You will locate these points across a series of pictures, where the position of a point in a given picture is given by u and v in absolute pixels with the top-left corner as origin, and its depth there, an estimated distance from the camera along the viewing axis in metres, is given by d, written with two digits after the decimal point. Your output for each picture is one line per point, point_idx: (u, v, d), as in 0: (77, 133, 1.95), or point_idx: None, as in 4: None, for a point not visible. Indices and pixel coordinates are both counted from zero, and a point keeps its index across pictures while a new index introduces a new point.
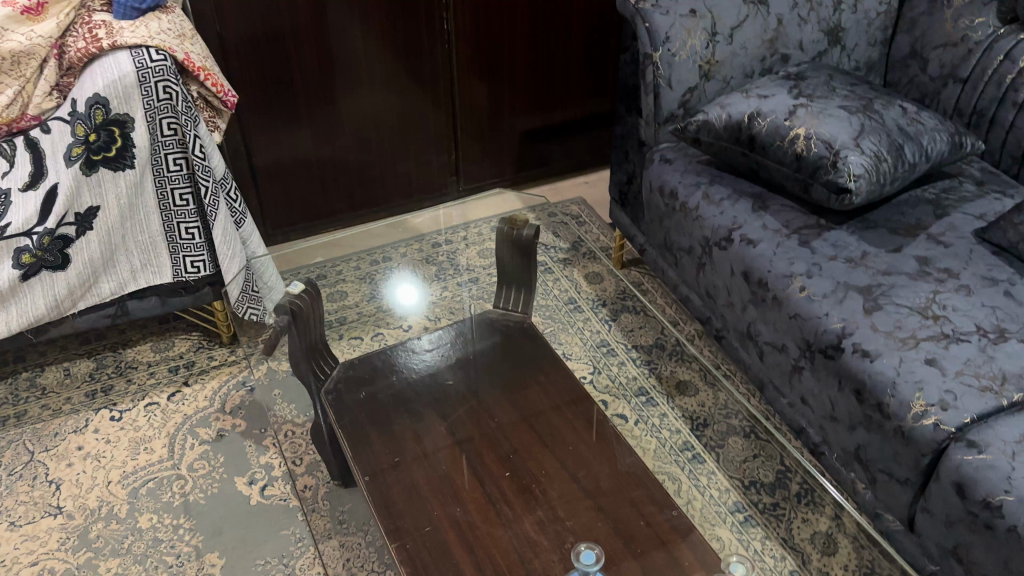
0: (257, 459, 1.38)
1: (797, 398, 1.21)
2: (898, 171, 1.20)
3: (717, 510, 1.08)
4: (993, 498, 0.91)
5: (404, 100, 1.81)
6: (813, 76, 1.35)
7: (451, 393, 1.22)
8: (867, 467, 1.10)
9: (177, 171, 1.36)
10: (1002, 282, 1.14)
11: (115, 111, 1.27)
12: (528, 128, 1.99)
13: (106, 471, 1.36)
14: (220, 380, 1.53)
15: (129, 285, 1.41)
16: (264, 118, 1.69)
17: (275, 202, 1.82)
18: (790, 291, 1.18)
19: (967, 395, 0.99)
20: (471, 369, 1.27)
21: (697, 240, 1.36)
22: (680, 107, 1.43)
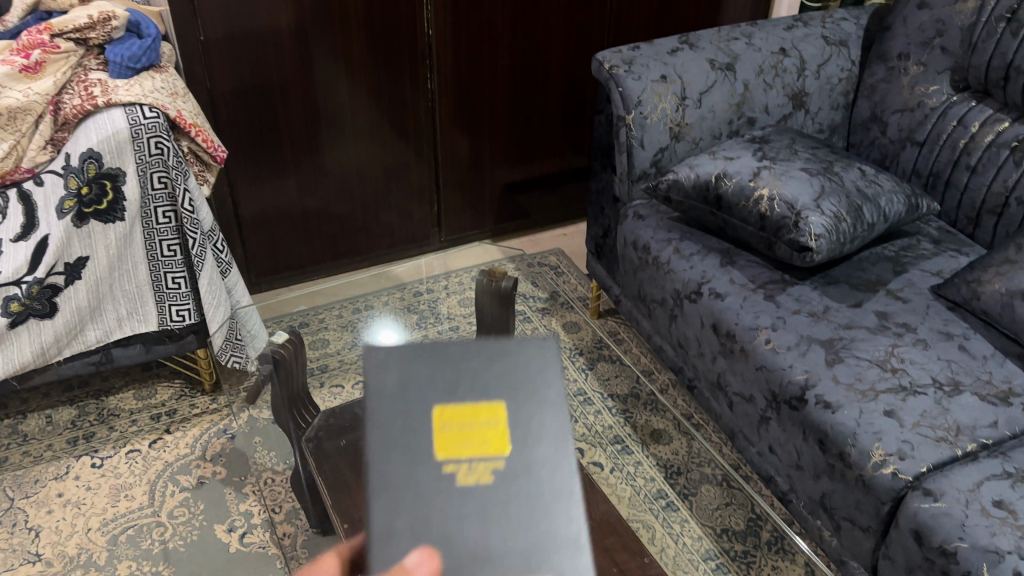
0: (237, 506, 1.39)
1: (765, 447, 1.25)
2: (857, 231, 1.27)
3: (689, 557, 1.16)
4: (948, 544, 0.95)
5: (389, 153, 1.86)
6: (778, 139, 1.42)
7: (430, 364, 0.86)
8: (832, 515, 1.13)
9: (166, 224, 1.40)
10: (956, 336, 1.20)
11: (107, 166, 1.32)
12: (508, 180, 2.05)
13: (86, 518, 1.37)
14: (201, 428, 1.55)
15: (115, 333, 1.44)
16: (251, 171, 1.74)
17: (258, 250, 1.85)
18: (756, 343, 1.23)
19: (923, 445, 1.04)
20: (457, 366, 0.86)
21: (669, 293, 1.40)
22: (652, 166, 1.49)
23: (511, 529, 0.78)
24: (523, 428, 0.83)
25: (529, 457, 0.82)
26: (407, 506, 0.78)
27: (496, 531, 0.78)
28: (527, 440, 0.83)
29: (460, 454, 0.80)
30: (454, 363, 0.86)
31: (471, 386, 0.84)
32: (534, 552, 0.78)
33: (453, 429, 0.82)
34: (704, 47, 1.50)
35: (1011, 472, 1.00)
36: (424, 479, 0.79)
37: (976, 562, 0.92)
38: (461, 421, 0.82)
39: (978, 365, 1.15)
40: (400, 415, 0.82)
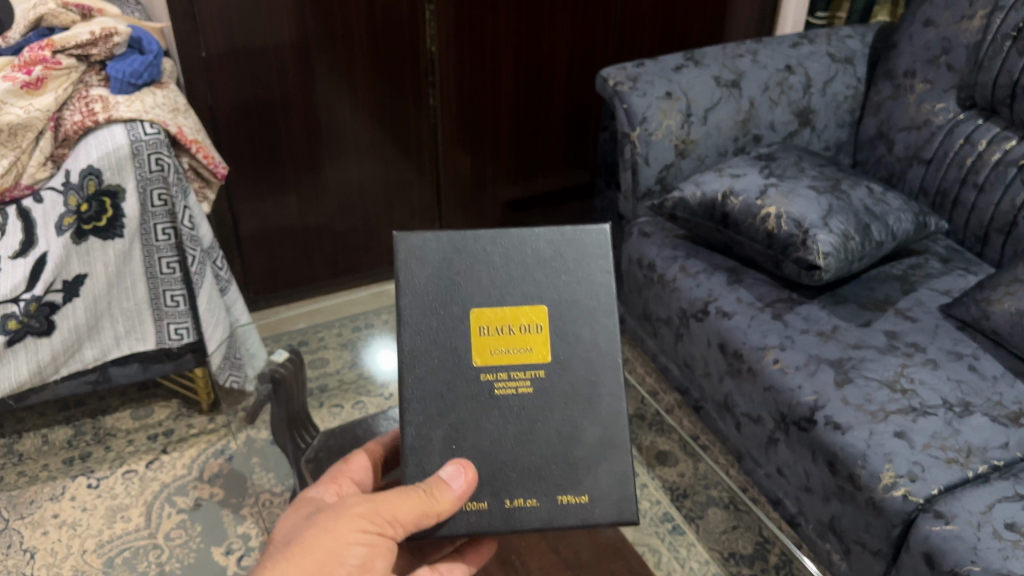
0: (235, 528, 1.36)
1: (774, 469, 1.22)
2: (865, 249, 1.25)
3: None
4: (960, 568, 0.93)
5: (390, 170, 1.85)
6: (784, 156, 1.41)
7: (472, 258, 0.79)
8: (841, 538, 1.11)
9: (166, 241, 1.39)
10: (966, 356, 1.18)
11: (107, 182, 1.31)
12: (510, 198, 2.04)
13: (81, 540, 1.35)
14: (198, 448, 1.52)
15: (112, 351, 1.42)
16: (252, 188, 1.72)
17: (258, 267, 1.84)
18: (764, 363, 1.21)
19: (934, 467, 1.02)
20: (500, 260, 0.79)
21: (675, 311, 1.39)
22: (657, 183, 1.48)
23: (551, 444, 0.76)
24: (570, 335, 0.79)
25: (574, 366, 0.78)
26: (440, 414, 0.77)
27: (532, 440, 0.76)
28: (570, 344, 0.79)
29: (498, 358, 0.78)
30: (499, 264, 0.79)
31: (515, 286, 0.78)
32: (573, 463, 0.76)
33: (490, 333, 0.78)
34: (709, 64, 1.49)
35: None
36: (460, 381, 0.77)
37: None
38: (500, 325, 0.77)
39: (989, 386, 1.13)
40: (438, 320, 0.78)
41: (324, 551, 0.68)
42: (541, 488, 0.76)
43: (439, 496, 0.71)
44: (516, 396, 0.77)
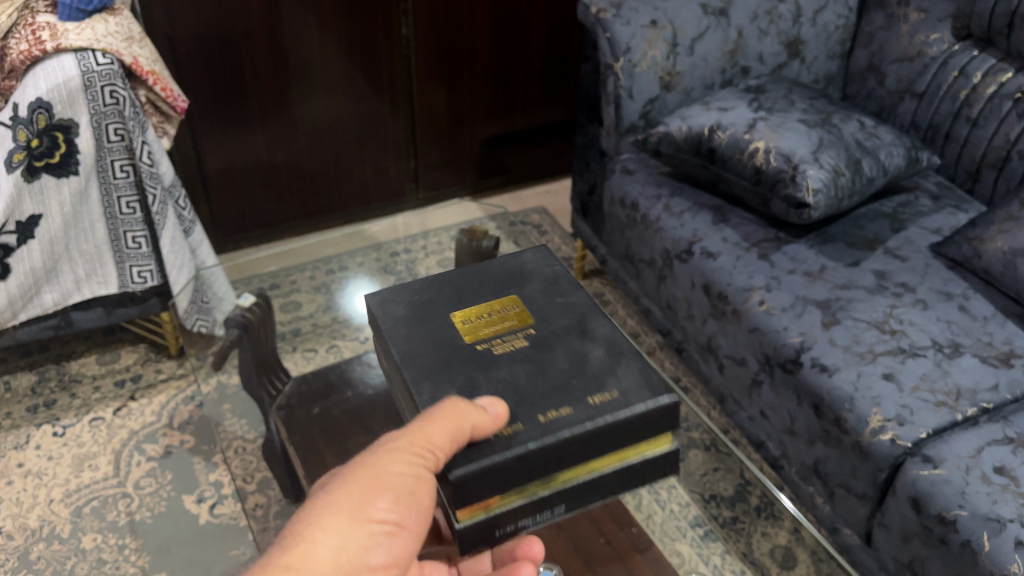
0: (206, 476, 1.33)
1: (756, 411, 1.20)
2: (856, 186, 1.22)
3: (677, 525, 1.11)
4: (947, 513, 0.91)
5: (362, 105, 1.78)
6: (774, 89, 1.36)
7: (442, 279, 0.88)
8: (826, 482, 1.09)
9: (124, 179, 1.32)
10: (956, 297, 1.15)
11: (59, 116, 1.23)
12: (488, 134, 1.97)
13: (48, 489, 1.31)
14: (167, 394, 1.48)
15: (73, 296, 1.36)
16: (216, 123, 1.64)
17: (224, 208, 1.77)
18: (749, 305, 1.17)
19: (923, 410, 1.00)
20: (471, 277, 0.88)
21: (657, 252, 1.35)
22: (641, 118, 1.43)
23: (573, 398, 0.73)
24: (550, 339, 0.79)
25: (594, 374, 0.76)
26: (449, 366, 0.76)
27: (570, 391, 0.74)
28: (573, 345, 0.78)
29: (484, 335, 0.79)
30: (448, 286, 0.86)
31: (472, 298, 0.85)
32: (592, 376, 0.75)
33: (473, 325, 0.81)
34: None
35: (1012, 438, 0.96)
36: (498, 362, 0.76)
37: (976, 531, 0.88)
38: (487, 320, 0.81)
39: (979, 326, 1.10)
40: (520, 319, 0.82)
41: (364, 482, 0.66)
42: (571, 401, 0.72)
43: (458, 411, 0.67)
44: (513, 352, 0.78)
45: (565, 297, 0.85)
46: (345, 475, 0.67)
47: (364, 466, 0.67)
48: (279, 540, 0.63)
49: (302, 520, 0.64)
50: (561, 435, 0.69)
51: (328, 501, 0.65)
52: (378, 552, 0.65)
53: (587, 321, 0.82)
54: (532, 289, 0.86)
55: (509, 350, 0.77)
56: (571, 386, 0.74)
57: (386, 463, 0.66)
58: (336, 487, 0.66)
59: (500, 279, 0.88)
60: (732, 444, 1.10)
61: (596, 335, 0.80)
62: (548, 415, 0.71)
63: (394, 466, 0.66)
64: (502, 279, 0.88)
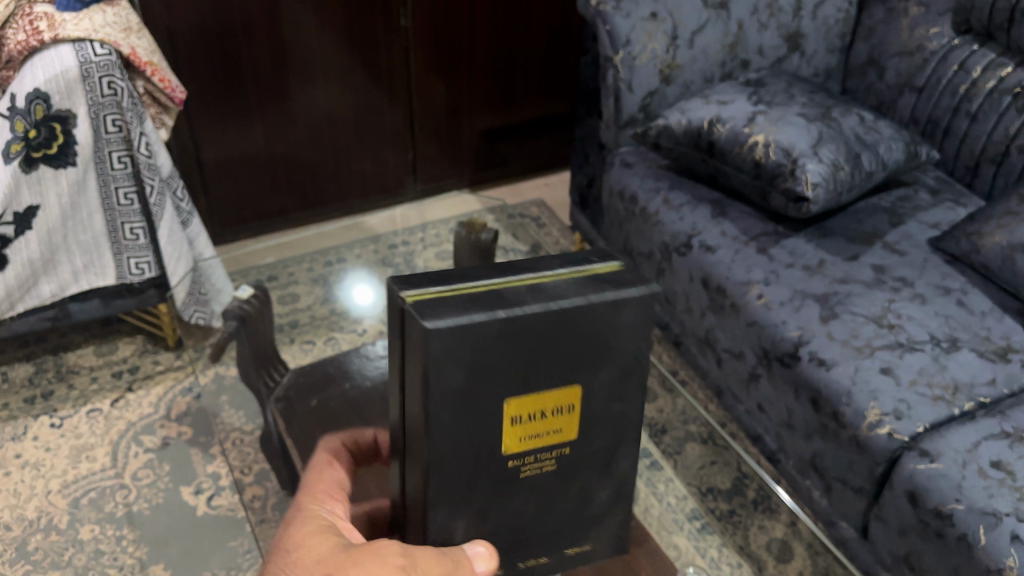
0: (204, 468, 1.33)
1: (754, 405, 1.20)
2: (855, 180, 1.22)
3: (675, 519, 1.11)
4: (944, 507, 0.91)
5: (361, 97, 1.77)
6: (773, 82, 1.35)
7: (530, 293, 0.61)
8: (823, 476, 1.09)
9: (122, 170, 1.31)
10: (954, 291, 1.15)
11: (57, 107, 1.22)
12: (486, 126, 1.97)
13: (45, 481, 1.31)
14: (165, 386, 1.48)
15: (70, 287, 1.36)
16: (213, 115, 1.64)
17: (222, 200, 1.77)
18: (748, 298, 1.17)
19: (921, 405, 1.00)
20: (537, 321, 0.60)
21: (656, 246, 1.35)
22: (641, 111, 1.42)
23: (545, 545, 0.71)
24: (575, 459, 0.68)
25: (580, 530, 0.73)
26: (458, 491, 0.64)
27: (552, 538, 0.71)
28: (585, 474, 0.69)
29: (527, 446, 0.64)
30: (528, 343, 0.60)
31: (544, 370, 0.62)
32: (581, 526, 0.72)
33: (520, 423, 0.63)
34: None
35: (1009, 432, 0.96)
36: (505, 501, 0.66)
37: (972, 525, 0.88)
38: (535, 427, 0.64)
39: (977, 321, 1.10)
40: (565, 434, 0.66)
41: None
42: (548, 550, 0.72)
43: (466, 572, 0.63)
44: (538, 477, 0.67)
45: (630, 390, 0.67)
46: (340, 567, 0.59)
47: (359, 560, 0.60)
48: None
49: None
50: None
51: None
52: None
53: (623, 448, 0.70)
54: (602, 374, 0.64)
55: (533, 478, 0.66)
56: (556, 531, 0.71)
57: (386, 564, 0.60)
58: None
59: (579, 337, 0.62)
60: (729, 437, 1.08)
61: (616, 472, 0.71)
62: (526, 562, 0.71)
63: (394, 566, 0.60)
64: (594, 338, 0.63)
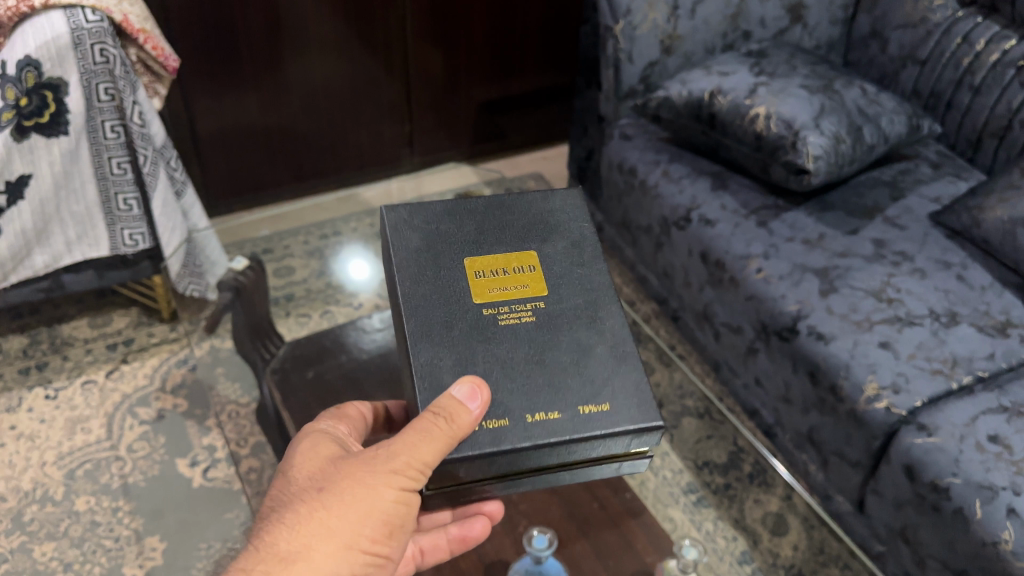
0: (200, 440, 1.33)
1: (752, 378, 1.20)
2: (856, 153, 1.21)
3: (670, 491, 1.14)
4: (940, 480, 0.91)
5: (357, 68, 1.75)
6: (775, 53, 1.34)
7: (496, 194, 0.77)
8: (820, 449, 1.09)
9: (115, 139, 1.29)
10: (954, 266, 1.14)
11: (48, 75, 1.20)
12: (484, 99, 1.95)
13: (40, 452, 1.30)
14: (160, 358, 1.47)
15: (64, 258, 1.35)
16: (208, 84, 1.62)
17: (216, 171, 1.75)
18: (747, 273, 1.17)
19: (919, 378, 0.99)
20: (511, 221, 0.75)
21: (655, 220, 1.34)
22: (641, 82, 1.41)
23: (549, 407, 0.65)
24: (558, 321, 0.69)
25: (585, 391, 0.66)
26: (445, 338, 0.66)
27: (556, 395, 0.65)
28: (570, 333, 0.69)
29: (497, 295, 0.69)
30: (501, 220, 0.74)
31: (500, 230, 0.73)
32: (588, 382, 0.67)
33: (484, 275, 0.70)
34: None
35: (1007, 407, 0.96)
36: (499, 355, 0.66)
37: (968, 499, 0.89)
38: (494, 268, 0.70)
39: (977, 295, 1.10)
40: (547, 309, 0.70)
41: (360, 508, 0.59)
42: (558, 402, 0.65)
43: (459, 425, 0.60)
44: (518, 326, 0.68)
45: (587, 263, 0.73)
46: (330, 493, 0.60)
47: (354, 484, 0.60)
48: (268, 563, 0.57)
49: (291, 545, 0.58)
50: (541, 442, 0.63)
51: (318, 526, 0.59)
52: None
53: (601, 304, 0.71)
54: (554, 249, 0.73)
55: (514, 329, 0.68)
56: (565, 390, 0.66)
57: (380, 491, 0.60)
58: (324, 506, 0.59)
59: (528, 223, 0.74)
60: (726, 409, 1.07)
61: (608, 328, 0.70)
62: (536, 415, 0.64)
63: (388, 493, 0.60)
64: (532, 224, 0.75)
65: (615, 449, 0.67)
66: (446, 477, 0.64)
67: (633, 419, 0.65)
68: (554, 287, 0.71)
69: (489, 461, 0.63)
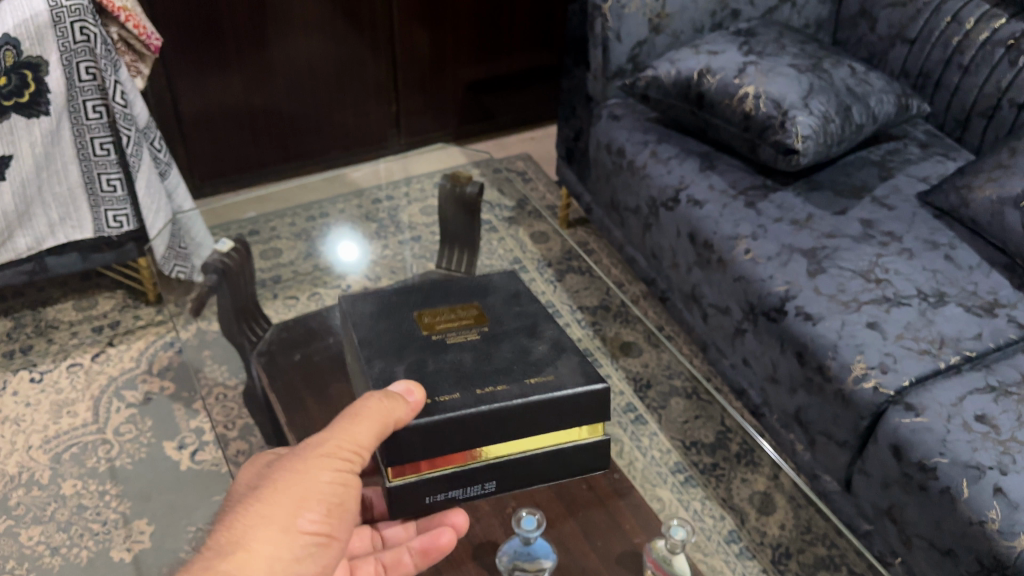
0: (187, 423, 1.32)
1: (739, 359, 1.20)
2: (845, 133, 1.20)
3: (658, 471, 1.14)
4: (927, 460, 0.92)
5: (343, 47, 1.73)
6: (764, 32, 1.33)
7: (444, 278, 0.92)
8: (807, 429, 1.10)
9: (97, 120, 1.28)
10: (942, 246, 1.14)
11: (27, 53, 1.19)
12: (471, 79, 1.93)
13: (26, 436, 1.29)
14: (146, 340, 1.46)
15: (47, 240, 1.33)
16: (191, 64, 1.60)
17: (201, 152, 1.72)
18: (735, 254, 1.17)
19: (906, 358, 1.00)
20: (454, 284, 0.88)
21: (643, 200, 1.33)
22: (629, 62, 1.40)
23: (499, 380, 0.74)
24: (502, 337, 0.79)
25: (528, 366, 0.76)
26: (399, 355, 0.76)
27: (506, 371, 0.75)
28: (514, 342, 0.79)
29: (441, 328, 0.80)
30: (446, 287, 0.87)
31: (445, 292, 0.86)
32: (532, 365, 0.76)
33: (432, 319, 0.82)
34: None
35: (994, 386, 0.96)
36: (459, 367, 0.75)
37: (955, 478, 0.89)
38: (440, 314, 0.82)
39: (964, 275, 1.10)
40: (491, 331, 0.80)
41: (294, 493, 0.63)
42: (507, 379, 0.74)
43: (392, 405, 0.66)
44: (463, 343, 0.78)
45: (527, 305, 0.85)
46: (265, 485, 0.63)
47: (289, 471, 0.64)
48: (207, 556, 0.59)
49: (229, 536, 0.60)
50: (486, 406, 0.71)
51: (252, 516, 0.61)
52: (308, 562, 0.63)
53: (540, 325, 0.82)
54: (494, 299, 0.86)
55: (461, 344, 0.78)
56: (511, 371, 0.75)
57: (313, 475, 0.64)
58: (258, 498, 0.62)
59: (469, 289, 0.87)
60: (712, 389, 1.08)
61: (546, 334, 0.81)
62: (486, 390, 0.72)
63: (325, 475, 0.64)
64: (469, 290, 0.87)
65: (560, 422, 0.74)
66: (407, 460, 0.70)
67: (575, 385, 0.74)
68: (495, 318, 0.82)
69: (447, 431, 0.70)
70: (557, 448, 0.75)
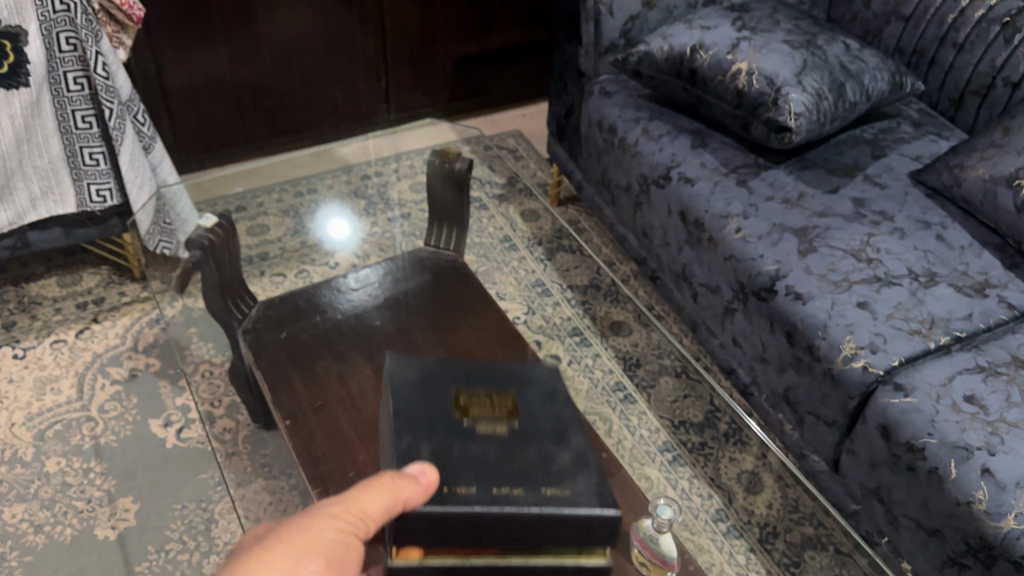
0: (173, 400, 1.31)
1: (729, 338, 1.19)
2: (838, 111, 1.19)
3: (647, 451, 1.10)
4: (916, 441, 0.92)
5: (331, 21, 1.70)
6: (758, 7, 1.31)
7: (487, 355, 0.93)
8: (796, 409, 1.09)
9: (79, 91, 1.26)
10: (934, 225, 1.14)
11: (5, 23, 1.16)
12: (461, 54, 1.90)
13: (9, 413, 1.28)
14: (131, 317, 1.44)
15: (29, 215, 1.31)
16: (176, 37, 1.57)
17: (187, 126, 1.70)
18: (726, 232, 1.16)
19: (896, 338, 0.99)
20: (493, 368, 0.88)
21: (634, 178, 1.32)
22: (621, 37, 1.38)
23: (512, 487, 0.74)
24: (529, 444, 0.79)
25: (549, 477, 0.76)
26: (427, 434, 0.77)
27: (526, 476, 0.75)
28: (541, 448, 0.79)
29: (473, 413, 0.81)
30: (487, 371, 0.87)
31: (484, 375, 0.86)
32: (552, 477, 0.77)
33: (467, 401, 0.82)
34: None
35: (983, 366, 0.96)
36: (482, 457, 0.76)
37: (944, 459, 0.89)
38: (474, 395, 0.83)
39: (956, 255, 1.09)
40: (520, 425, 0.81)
41: (298, 547, 0.62)
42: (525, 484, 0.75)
43: (406, 484, 0.69)
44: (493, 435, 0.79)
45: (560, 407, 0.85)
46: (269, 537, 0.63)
47: (294, 527, 0.64)
48: None
49: None
50: (498, 509, 0.72)
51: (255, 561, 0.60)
52: None
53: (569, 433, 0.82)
54: (533, 394, 0.85)
55: (487, 435, 0.79)
56: (528, 477, 0.75)
57: (319, 530, 0.64)
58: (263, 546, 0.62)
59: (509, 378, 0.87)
60: (704, 370, 1.09)
61: (572, 444, 0.80)
62: (501, 491, 0.73)
63: (329, 531, 0.64)
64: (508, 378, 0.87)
65: (565, 535, 0.75)
66: (414, 541, 0.73)
67: (590, 505, 0.74)
68: (528, 411, 0.83)
69: (457, 523, 0.72)
70: (556, 562, 0.77)
